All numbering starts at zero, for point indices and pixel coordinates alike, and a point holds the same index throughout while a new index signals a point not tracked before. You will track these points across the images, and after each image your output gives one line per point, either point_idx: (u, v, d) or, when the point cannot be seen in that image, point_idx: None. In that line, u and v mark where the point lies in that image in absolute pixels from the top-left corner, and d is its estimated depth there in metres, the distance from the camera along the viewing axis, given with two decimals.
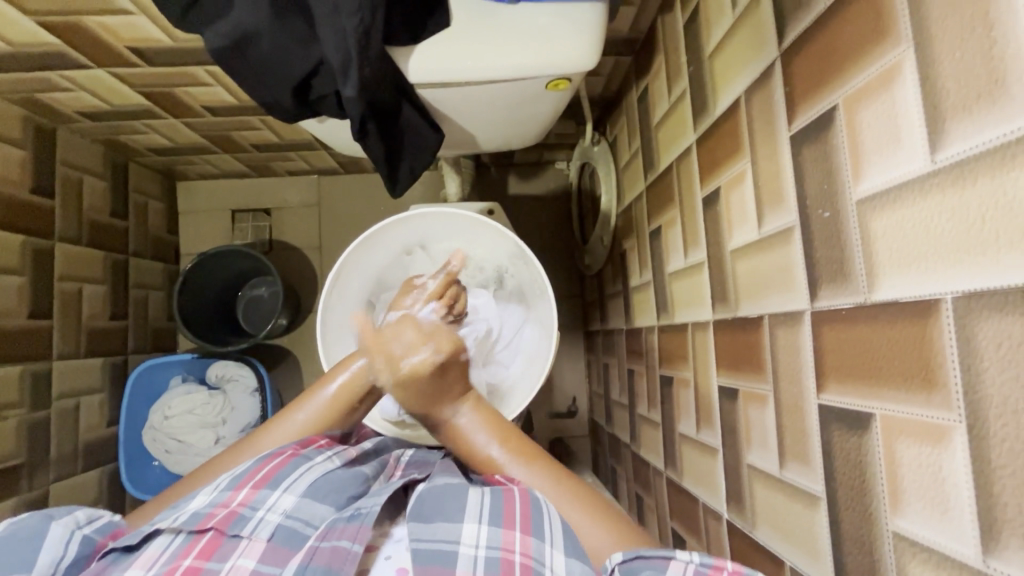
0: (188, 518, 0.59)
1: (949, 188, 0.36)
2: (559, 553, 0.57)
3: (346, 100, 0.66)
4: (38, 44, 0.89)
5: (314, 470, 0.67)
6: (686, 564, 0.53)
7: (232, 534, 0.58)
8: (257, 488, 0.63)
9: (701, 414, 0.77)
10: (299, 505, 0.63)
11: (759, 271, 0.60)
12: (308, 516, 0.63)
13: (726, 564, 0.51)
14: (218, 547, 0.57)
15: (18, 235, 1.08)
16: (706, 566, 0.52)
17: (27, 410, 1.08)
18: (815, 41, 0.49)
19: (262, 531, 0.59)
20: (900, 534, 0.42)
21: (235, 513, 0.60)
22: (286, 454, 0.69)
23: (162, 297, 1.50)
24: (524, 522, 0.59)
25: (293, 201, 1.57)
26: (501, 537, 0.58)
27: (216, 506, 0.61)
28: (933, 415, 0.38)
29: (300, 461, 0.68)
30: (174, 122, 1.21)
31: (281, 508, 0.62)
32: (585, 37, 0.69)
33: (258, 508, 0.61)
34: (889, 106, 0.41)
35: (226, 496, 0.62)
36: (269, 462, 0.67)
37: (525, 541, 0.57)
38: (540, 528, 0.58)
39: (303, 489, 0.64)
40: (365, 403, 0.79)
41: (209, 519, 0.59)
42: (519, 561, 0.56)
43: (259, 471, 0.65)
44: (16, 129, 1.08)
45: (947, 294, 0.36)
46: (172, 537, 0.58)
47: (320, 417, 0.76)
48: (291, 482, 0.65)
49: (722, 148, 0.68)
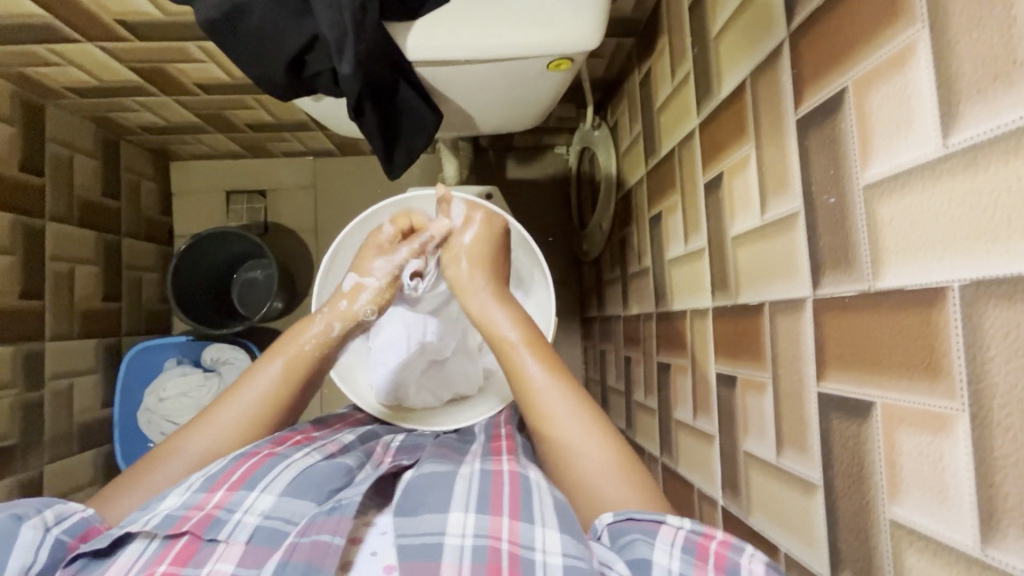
0: (161, 522, 0.58)
1: (960, 173, 0.35)
2: (550, 531, 0.56)
3: (342, 76, 0.65)
4: (25, 16, 0.86)
5: (293, 467, 0.67)
6: (677, 530, 0.52)
7: (208, 538, 0.58)
8: (233, 489, 0.62)
9: (698, 402, 0.76)
10: (277, 505, 0.62)
11: (760, 258, 0.60)
12: (288, 514, 0.62)
13: (716, 531, 0.51)
14: (195, 552, 0.57)
15: (7, 213, 1.06)
16: (696, 534, 0.51)
17: (20, 391, 1.07)
18: (826, 21, 0.47)
19: (239, 533, 0.59)
20: (897, 522, 0.41)
21: (211, 516, 0.59)
22: (262, 454, 0.68)
23: (156, 279, 1.49)
24: (512, 509, 0.59)
25: (289, 183, 1.55)
26: (488, 525, 0.58)
27: (189, 509, 0.60)
28: (937, 404, 0.37)
29: (277, 460, 0.67)
30: (166, 100, 1.18)
31: (258, 509, 0.61)
32: (588, 16, 0.68)
33: (234, 510, 0.61)
34: (902, 90, 0.40)
35: (201, 498, 0.61)
36: (244, 462, 0.66)
37: (512, 528, 0.57)
38: (529, 514, 0.59)
39: (282, 488, 0.64)
40: (318, 369, 0.78)
41: (184, 523, 0.58)
42: (506, 549, 0.55)
43: (234, 471, 0.64)
44: (4, 104, 1.06)
45: (955, 281, 0.36)
46: (147, 541, 0.58)
47: (278, 390, 0.74)
48: (268, 481, 0.64)
49: (726, 132, 0.67)
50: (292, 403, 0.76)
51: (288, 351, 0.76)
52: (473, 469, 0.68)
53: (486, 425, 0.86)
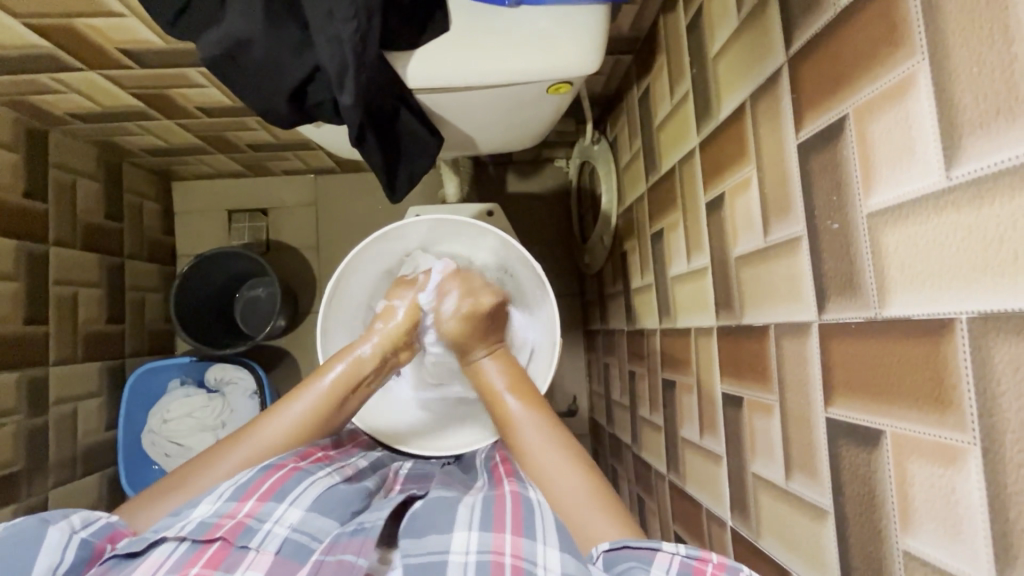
0: (195, 527, 0.58)
1: (965, 206, 0.35)
2: (551, 549, 0.56)
3: (344, 108, 0.65)
4: (29, 47, 0.87)
5: (319, 483, 0.67)
6: (672, 556, 0.52)
7: (239, 545, 0.57)
8: (263, 500, 0.62)
9: (705, 420, 0.76)
10: (305, 519, 0.62)
11: (764, 280, 0.59)
12: (314, 531, 0.62)
13: (712, 556, 0.51)
14: (226, 557, 0.56)
15: (11, 240, 1.07)
16: (692, 559, 0.51)
17: (24, 416, 1.07)
18: (826, 47, 0.48)
19: (269, 543, 0.58)
20: (911, 553, 0.41)
21: (243, 524, 0.59)
22: (287, 467, 0.68)
23: (159, 299, 1.49)
24: (515, 526, 0.59)
25: (290, 201, 1.55)
26: (490, 541, 0.57)
27: (222, 517, 0.60)
28: (949, 437, 0.37)
29: (303, 475, 0.67)
30: (168, 123, 1.19)
31: (287, 521, 0.61)
32: (587, 40, 0.68)
33: (264, 520, 0.60)
34: (903, 119, 0.40)
35: (232, 506, 0.61)
36: (272, 474, 0.66)
37: (515, 542, 0.57)
38: (530, 529, 0.59)
39: (309, 503, 0.64)
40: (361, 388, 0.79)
41: (217, 530, 0.58)
42: (510, 562, 0.55)
43: (264, 482, 0.65)
44: (7, 133, 1.07)
45: (964, 314, 0.36)
46: (177, 544, 0.57)
47: (314, 412, 0.74)
48: (297, 495, 0.64)
49: (727, 151, 0.67)
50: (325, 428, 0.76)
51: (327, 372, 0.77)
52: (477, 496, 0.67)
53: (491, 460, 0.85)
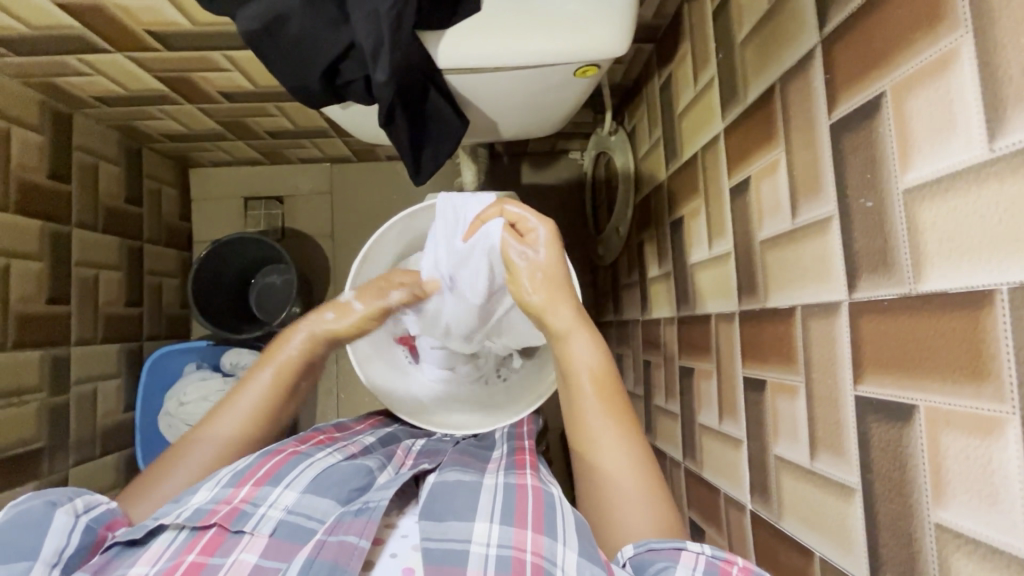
0: (191, 514, 0.60)
1: (1008, 176, 0.36)
2: (570, 552, 0.56)
3: (377, 85, 0.66)
4: (60, 28, 0.88)
5: (315, 466, 0.68)
6: (697, 555, 0.55)
7: (234, 530, 0.59)
8: (259, 484, 0.64)
9: (724, 406, 0.76)
10: (300, 500, 0.63)
11: (791, 263, 0.60)
12: (310, 510, 0.62)
13: (737, 559, 0.54)
14: (222, 543, 0.59)
15: (36, 221, 1.08)
16: (718, 558, 0.54)
17: (47, 395, 1.09)
18: (862, 27, 0.48)
19: (263, 526, 0.60)
20: (943, 525, 0.42)
21: (238, 509, 0.61)
22: (286, 452, 0.70)
23: (176, 284, 1.50)
24: (536, 523, 0.60)
25: (306, 190, 1.56)
26: (512, 537, 0.58)
27: (218, 503, 0.62)
28: (984, 407, 0.38)
29: (301, 458, 0.69)
30: (190, 108, 1.20)
31: (283, 504, 0.62)
32: (616, 25, 0.68)
33: (259, 504, 0.62)
34: (945, 94, 0.40)
35: (228, 493, 0.63)
36: (269, 459, 0.68)
37: (536, 541, 0.57)
38: (552, 529, 0.59)
39: (305, 484, 0.65)
40: (310, 371, 0.80)
41: (212, 516, 0.60)
42: (530, 561, 0.56)
43: (260, 468, 0.66)
44: (33, 115, 1.09)
45: (1003, 284, 0.36)
46: (176, 532, 0.59)
47: (262, 405, 0.76)
48: (292, 478, 0.65)
49: (754, 136, 0.67)
50: (287, 407, 0.78)
51: (272, 364, 0.78)
52: (497, 481, 0.68)
53: (507, 434, 0.85)
